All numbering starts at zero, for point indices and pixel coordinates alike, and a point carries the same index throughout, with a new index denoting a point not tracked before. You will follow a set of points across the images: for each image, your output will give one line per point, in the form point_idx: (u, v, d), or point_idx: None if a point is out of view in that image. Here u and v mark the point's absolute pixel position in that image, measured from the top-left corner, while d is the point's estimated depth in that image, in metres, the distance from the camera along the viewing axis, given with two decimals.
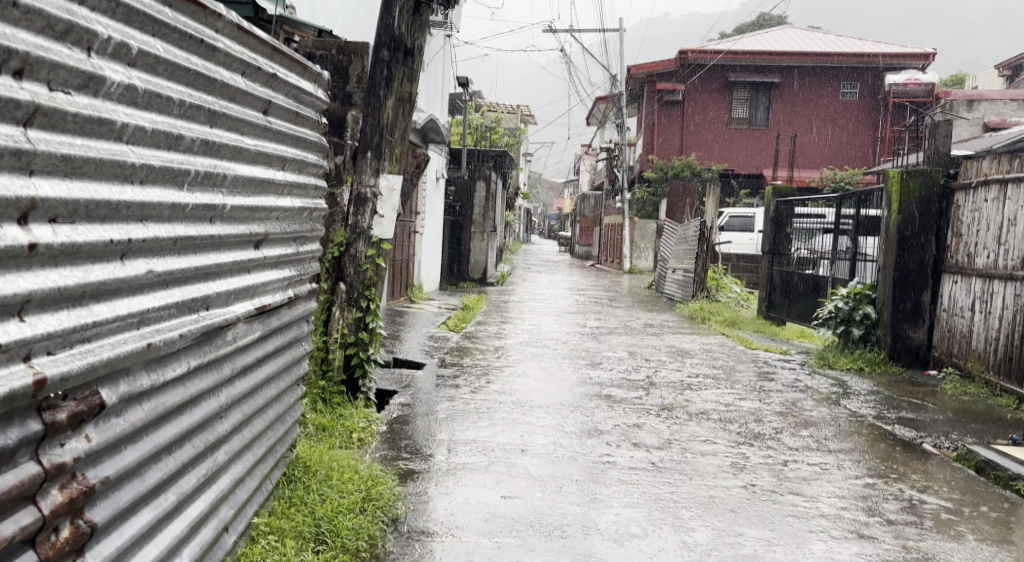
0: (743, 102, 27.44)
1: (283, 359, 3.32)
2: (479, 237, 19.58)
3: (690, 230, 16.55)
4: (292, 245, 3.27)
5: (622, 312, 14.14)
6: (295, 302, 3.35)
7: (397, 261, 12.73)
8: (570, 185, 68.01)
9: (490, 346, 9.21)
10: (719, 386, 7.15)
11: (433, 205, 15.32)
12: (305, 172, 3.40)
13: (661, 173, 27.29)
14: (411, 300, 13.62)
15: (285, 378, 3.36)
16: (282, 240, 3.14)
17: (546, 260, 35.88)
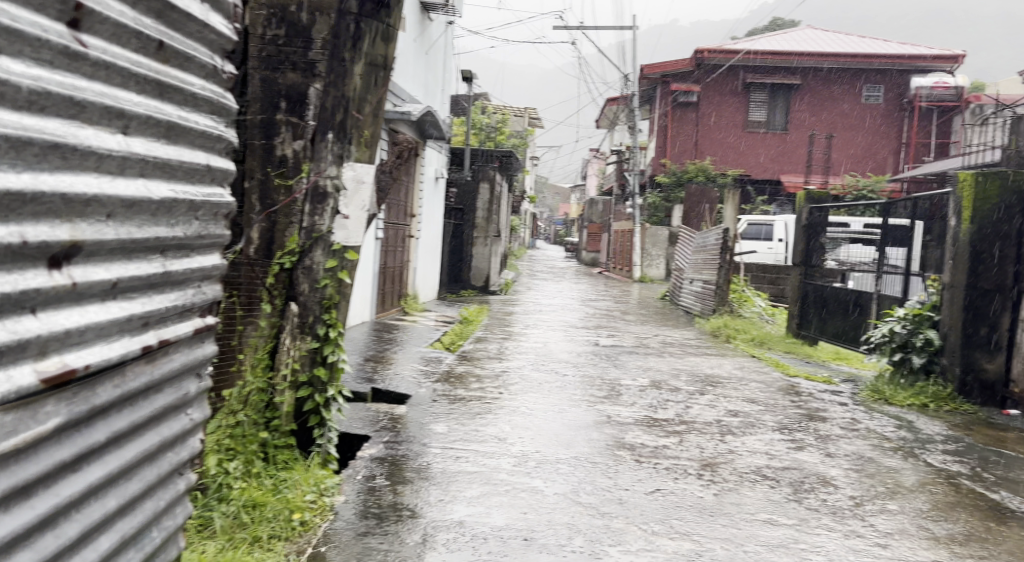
0: (761, 104, 26.22)
1: (143, 445, 2.04)
2: (481, 243, 18.29)
3: (709, 237, 15.28)
4: (158, 259, 2.02)
5: (637, 328, 12.91)
6: (162, 354, 2.08)
7: (389, 268, 11.52)
8: (577, 190, 66.64)
9: (490, 371, 7.96)
10: (762, 429, 5.93)
11: (432, 207, 14.10)
12: (189, 143, 2.15)
13: (675, 177, 26.07)
14: (405, 311, 12.37)
15: (149, 477, 2.08)
16: (132, 252, 1.89)
17: (553, 267, 34.67)
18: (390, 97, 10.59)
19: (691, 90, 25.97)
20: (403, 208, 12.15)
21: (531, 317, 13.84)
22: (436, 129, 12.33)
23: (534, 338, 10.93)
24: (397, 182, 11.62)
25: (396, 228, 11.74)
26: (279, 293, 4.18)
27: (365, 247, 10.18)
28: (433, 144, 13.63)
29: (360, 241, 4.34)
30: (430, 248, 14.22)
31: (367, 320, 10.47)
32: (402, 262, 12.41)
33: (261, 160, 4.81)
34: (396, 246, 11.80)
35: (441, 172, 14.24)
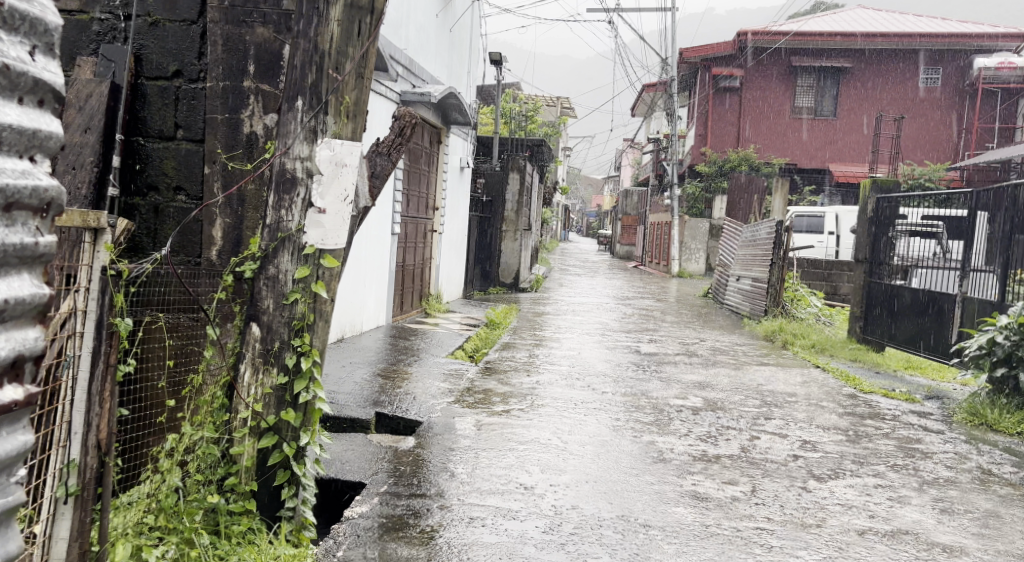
0: (809, 89, 25.14)
1: None
2: (510, 237, 17.28)
3: (760, 231, 14.43)
4: None
5: (680, 331, 11.83)
6: None
7: (408, 266, 10.54)
8: (612, 182, 65.37)
9: (520, 386, 6.98)
10: (847, 468, 4.84)
11: (457, 199, 13.09)
12: None
13: (716, 166, 25.07)
14: (427, 313, 11.43)
15: None
16: None
17: (586, 261, 33.69)
18: (409, 77, 9.57)
19: (733, 74, 25.11)
20: (423, 202, 11.16)
21: (563, 319, 12.81)
22: (460, 111, 11.30)
23: (567, 344, 9.89)
24: (416, 171, 10.61)
25: (415, 224, 10.74)
26: (239, 313, 3.30)
27: (381, 244, 9.21)
28: (459, 130, 12.61)
29: (341, 243, 3.31)
30: (455, 244, 13.22)
31: (384, 325, 9.50)
32: (423, 260, 11.41)
33: (228, 139, 3.84)
34: (415, 243, 10.81)
35: (466, 160, 13.22)
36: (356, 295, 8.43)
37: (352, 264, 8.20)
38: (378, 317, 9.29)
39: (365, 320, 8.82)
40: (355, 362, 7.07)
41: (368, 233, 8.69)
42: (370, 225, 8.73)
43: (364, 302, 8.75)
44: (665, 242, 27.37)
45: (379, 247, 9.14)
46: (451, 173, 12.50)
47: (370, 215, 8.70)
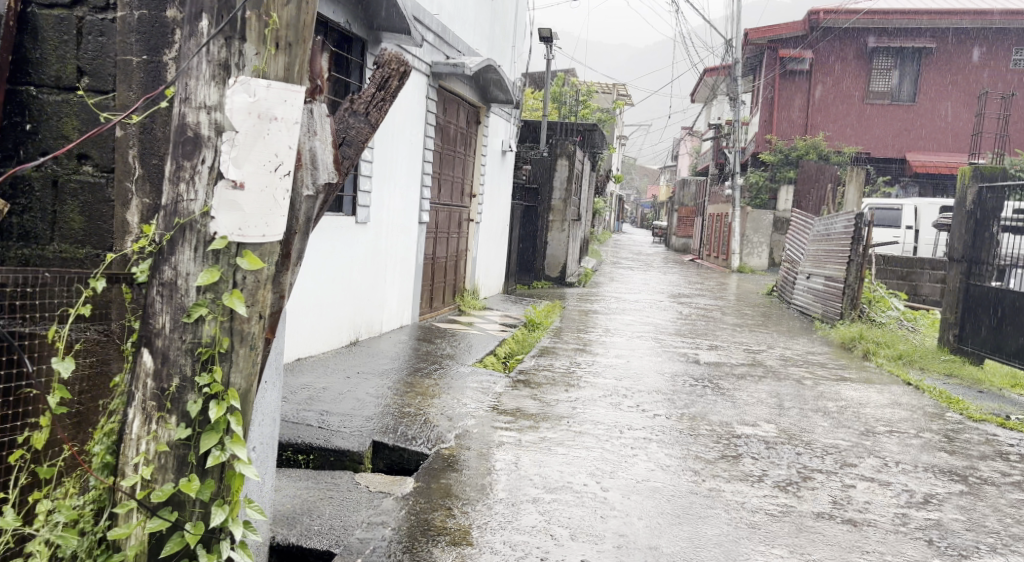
0: (885, 72, 25.10)
1: None
2: (557, 227, 16.21)
3: (834, 225, 13.41)
4: None
5: (741, 336, 10.66)
6: None
7: (436, 259, 9.54)
8: (668, 171, 63.79)
9: (560, 403, 6.01)
10: (971, 546, 3.75)
11: (498, 186, 12.07)
12: None
13: (781, 155, 24.77)
14: (461, 310, 10.49)
15: None
16: None
17: (640, 253, 32.61)
18: (442, 47, 8.56)
19: (802, 56, 25.10)
20: (456, 188, 10.15)
21: (610, 319, 11.70)
22: (500, 87, 10.26)
23: (614, 350, 8.81)
24: (447, 153, 9.59)
25: (444, 213, 9.73)
26: (131, 330, 2.72)
27: (406, 234, 8.22)
28: (500, 110, 11.56)
29: (269, 236, 2.37)
30: (494, 235, 12.19)
31: (408, 325, 8.51)
32: (455, 252, 10.40)
33: (145, 89, 2.77)
34: (444, 234, 9.79)
35: (509, 144, 12.19)
36: (374, 291, 7.45)
37: (366, 257, 7.21)
38: (400, 316, 8.29)
39: (385, 319, 7.83)
40: (362, 368, 6.08)
41: (389, 222, 7.70)
42: (392, 214, 7.74)
43: (384, 300, 7.77)
44: (725, 235, 26.07)
45: (403, 237, 8.15)
46: (490, 157, 11.46)
47: (393, 200, 7.71)
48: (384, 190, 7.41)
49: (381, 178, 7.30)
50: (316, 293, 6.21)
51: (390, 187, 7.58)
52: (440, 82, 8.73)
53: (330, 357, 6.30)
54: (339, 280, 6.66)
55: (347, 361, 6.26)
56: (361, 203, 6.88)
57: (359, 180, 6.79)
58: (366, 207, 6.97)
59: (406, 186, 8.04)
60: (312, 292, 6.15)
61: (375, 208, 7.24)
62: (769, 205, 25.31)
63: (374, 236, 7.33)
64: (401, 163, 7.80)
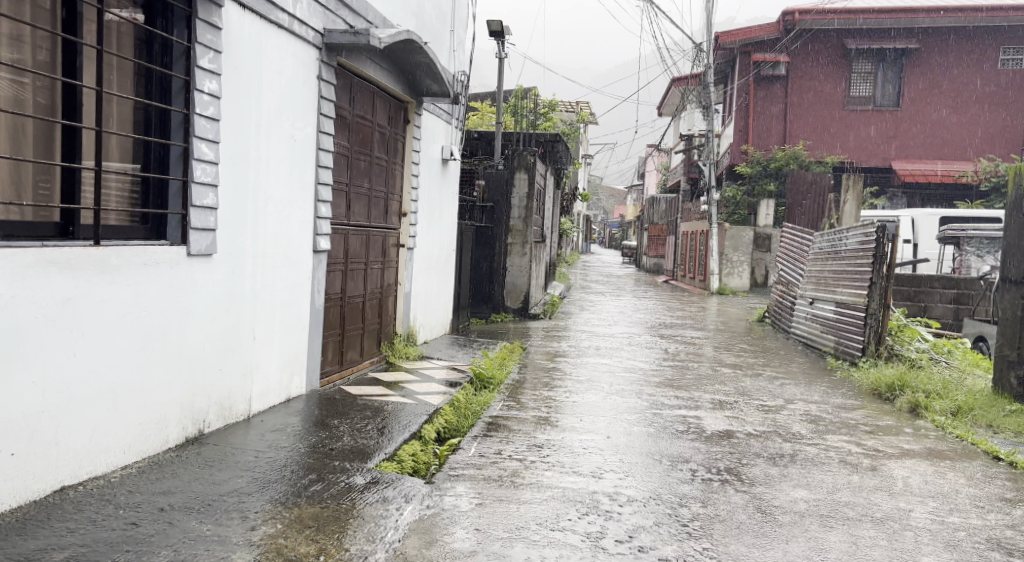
0: (866, 76, 23.18)
1: None
2: (517, 251, 14.09)
3: (841, 239, 11.25)
4: None
5: (745, 383, 8.42)
6: None
7: (348, 299, 7.23)
8: (635, 190, 61.78)
9: (503, 548, 3.68)
10: None
11: (438, 205, 9.79)
12: None
13: (759, 167, 22.85)
14: (389, 363, 8.18)
15: None
16: None
17: (609, 275, 30.47)
18: (339, 11, 6.35)
19: (778, 61, 23.04)
20: (377, 205, 7.86)
21: (577, 365, 9.39)
22: (431, 76, 8.02)
23: (579, 419, 6.41)
24: (361, 158, 7.31)
25: (360, 237, 7.43)
26: None
27: (288, 271, 5.86)
28: (436, 109, 9.32)
29: None
30: (434, 264, 9.86)
31: (299, 397, 6.08)
32: (379, 288, 8.07)
33: None
34: (360, 265, 7.48)
35: (451, 152, 9.92)
36: (232, 351, 5.08)
37: (213, 307, 4.83)
38: (284, 385, 5.87)
39: (257, 393, 5.42)
40: (179, 497, 3.73)
41: (254, 253, 5.35)
42: (258, 243, 5.39)
43: (252, 367, 5.37)
44: (702, 254, 24.01)
45: (284, 274, 5.79)
46: (426, 165, 9.17)
47: (259, 221, 5.38)
48: (241, 205, 5.09)
49: (235, 185, 4.99)
50: (106, 374, 3.86)
51: (252, 203, 5.26)
52: (340, 59, 6.50)
53: (128, 478, 3.92)
54: (159, 347, 4.27)
55: (158, 483, 3.88)
56: (197, 226, 4.56)
57: (191, 190, 4.48)
58: (208, 229, 4.66)
59: (281, 202, 5.71)
60: (97, 374, 3.81)
61: (226, 232, 4.90)
62: (749, 221, 23.35)
63: (227, 276, 4.98)
64: (270, 166, 5.49)
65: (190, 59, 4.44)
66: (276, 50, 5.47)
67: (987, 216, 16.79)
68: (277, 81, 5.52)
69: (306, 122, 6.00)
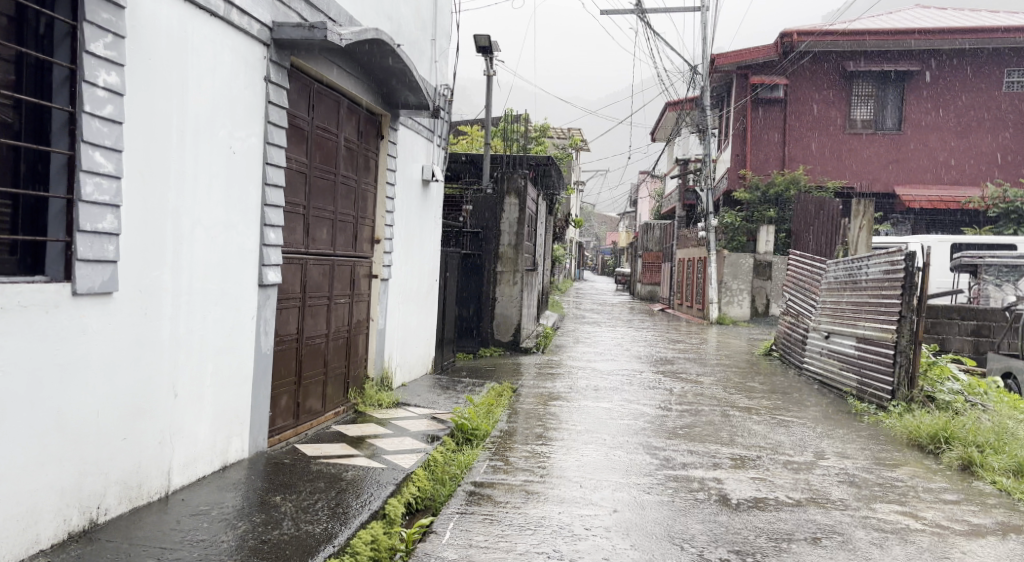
0: (867, 99, 22.36)
1: None
2: (507, 280, 12.99)
3: (857, 267, 10.26)
4: None
5: (762, 434, 7.32)
6: None
7: (308, 340, 6.19)
8: (629, 217, 60.77)
9: None
10: None
11: (417, 232, 8.79)
12: None
13: (759, 192, 21.98)
14: (358, 414, 7.12)
15: None
16: None
17: (604, 304, 29.50)
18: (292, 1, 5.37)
19: (777, 84, 22.33)
20: (344, 231, 6.85)
21: (569, 411, 8.28)
22: (407, 85, 7.03)
23: (570, 488, 5.28)
24: (323, 177, 6.30)
25: (323, 268, 6.40)
26: None
27: (224, 311, 4.86)
28: (415, 125, 8.34)
29: None
30: (413, 297, 8.83)
31: (237, 463, 5.04)
32: (346, 326, 7.03)
33: None
34: (322, 301, 6.44)
35: (432, 173, 8.93)
36: (142, 414, 4.07)
37: (115, 361, 3.82)
38: (217, 451, 4.84)
39: (178, 464, 4.40)
40: None
41: (177, 291, 4.35)
42: (182, 278, 4.39)
43: (173, 431, 4.36)
44: (701, 282, 23.06)
45: (218, 315, 4.79)
46: (402, 187, 8.17)
47: (182, 251, 4.37)
48: (155, 231, 4.10)
49: (145, 205, 3.99)
50: None
51: (171, 229, 4.25)
52: (294, 60, 5.51)
53: None
54: (24, 428, 3.36)
55: None
56: (87, 256, 3.58)
57: (77, 212, 3.53)
58: (105, 261, 3.67)
59: (215, 227, 4.70)
60: None
61: (132, 264, 3.90)
62: (749, 248, 22.41)
63: (136, 321, 3.97)
64: (200, 184, 4.50)
65: (77, 43, 3.50)
66: (208, 42, 4.49)
67: (1003, 241, 15.79)
68: (209, 79, 4.54)
69: (251, 131, 5.02)
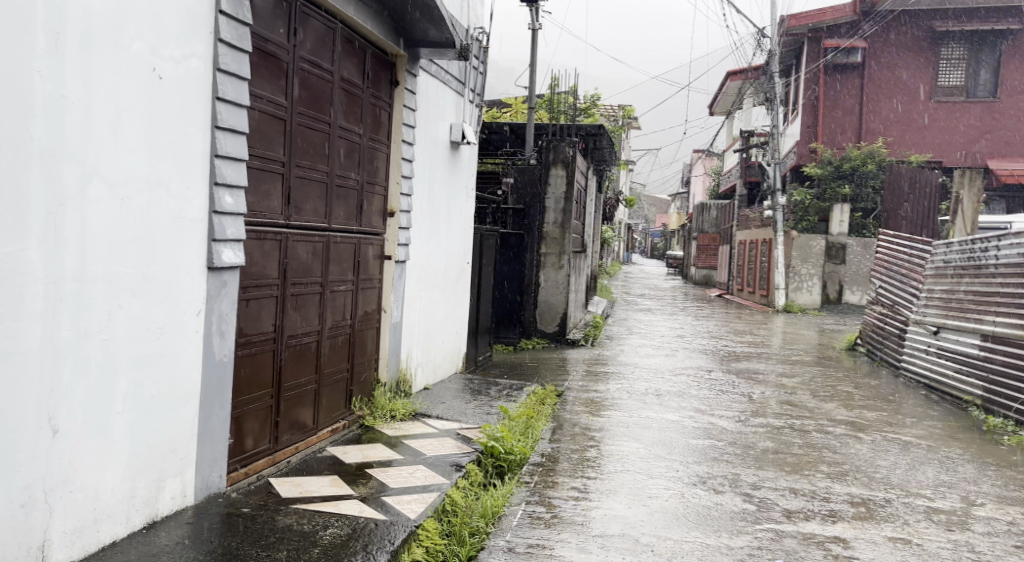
0: (956, 63, 20.34)
1: None
2: (552, 264, 11.49)
3: (987, 254, 8.74)
4: None
5: (878, 469, 5.72)
6: None
7: (293, 340, 4.76)
8: (679, 197, 58.55)
9: None
10: None
11: (442, 206, 7.32)
12: None
13: (831, 168, 20.13)
14: (364, 431, 5.68)
15: None
16: None
17: (657, 288, 27.77)
18: None
19: (854, 46, 20.50)
20: (345, 200, 5.40)
21: (625, 426, 6.73)
22: (426, 12, 5.52)
23: (634, 557, 3.78)
24: (312, 127, 4.84)
25: (314, 245, 4.96)
26: None
27: (150, 305, 3.40)
28: (438, 72, 6.85)
29: None
30: (438, 284, 7.37)
31: (172, 519, 3.58)
32: (349, 319, 5.60)
33: None
34: (315, 288, 5.00)
35: (462, 133, 7.44)
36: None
37: None
38: (138, 504, 3.41)
39: (60, 530, 3.00)
40: None
41: (56, 277, 2.92)
42: (65, 256, 2.95)
43: (49, 484, 2.95)
44: (765, 266, 21.30)
45: (138, 312, 3.33)
46: (425, 149, 6.70)
47: (68, 218, 2.96)
48: None
49: None
50: None
51: (41, 185, 2.85)
52: None
53: None
54: None
55: None
56: None
57: None
58: None
59: (129, 184, 3.24)
60: None
61: None
62: (819, 229, 20.55)
63: None
64: (98, 119, 3.05)
65: None
66: None
67: None
68: None
69: (191, 49, 3.55)
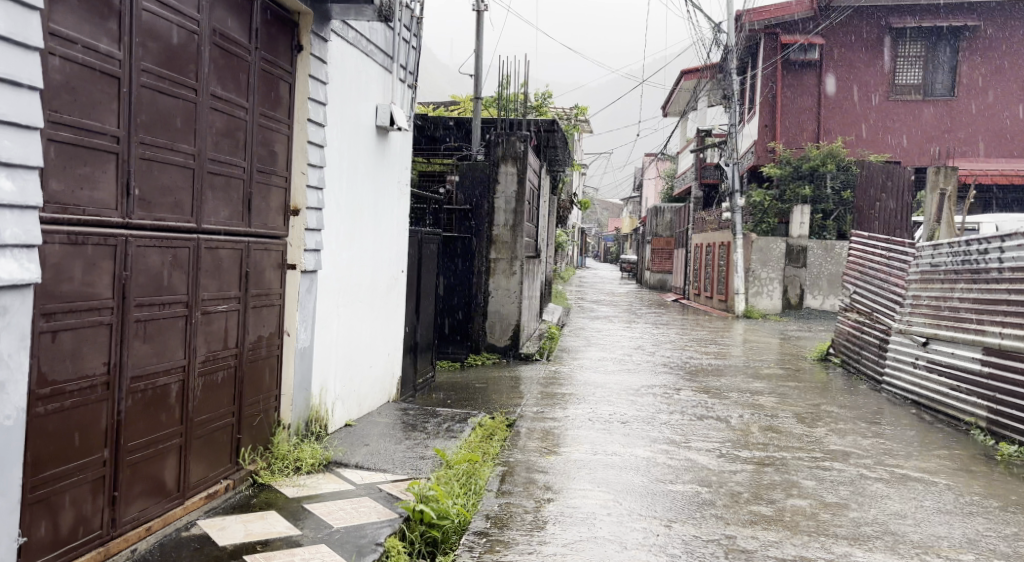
0: (914, 60, 19.61)
1: None
2: (503, 270, 10.28)
3: (988, 252, 7.57)
4: None
5: (901, 524, 4.61)
6: None
7: (141, 383, 3.48)
8: (631, 202, 57.74)
9: None
10: None
11: (366, 202, 6.05)
12: None
13: (790, 168, 19.29)
14: (258, 494, 4.39)
15: None
16: None
17: (612, 294, 26.74)
18: None
19: (812, 43, 19.49)
20: (224, 193, 4.14)
21: (586, 469, 5.52)
22: None
23: None
24: (168, 93, 3.60)
25: (175, 251, 3.70)
26: None
27: None
28: (356, 38, 5.61)
29: None
30: (362, 298, 6.11)
31: None
32: (234, 348, 4.34)
33: None
34: (178, 310, 3.74)
35: (391, 117, 6.19)
36: None
37: None
38: None
39: None
40: None
41: None
42: None
43: None
44: (724, 271, 20.40)
45: None
46: (341, 134, 5.45)
47: None
48: None
49: None
50: None
51: None
52: None
53: None
54: None
55: None
56: None
57: None
58: None
59: None
60: None
61: None
62: (779, 231, 19.69)
63: None
64: None
65: None
66: None
67: None
68: None
69: None
